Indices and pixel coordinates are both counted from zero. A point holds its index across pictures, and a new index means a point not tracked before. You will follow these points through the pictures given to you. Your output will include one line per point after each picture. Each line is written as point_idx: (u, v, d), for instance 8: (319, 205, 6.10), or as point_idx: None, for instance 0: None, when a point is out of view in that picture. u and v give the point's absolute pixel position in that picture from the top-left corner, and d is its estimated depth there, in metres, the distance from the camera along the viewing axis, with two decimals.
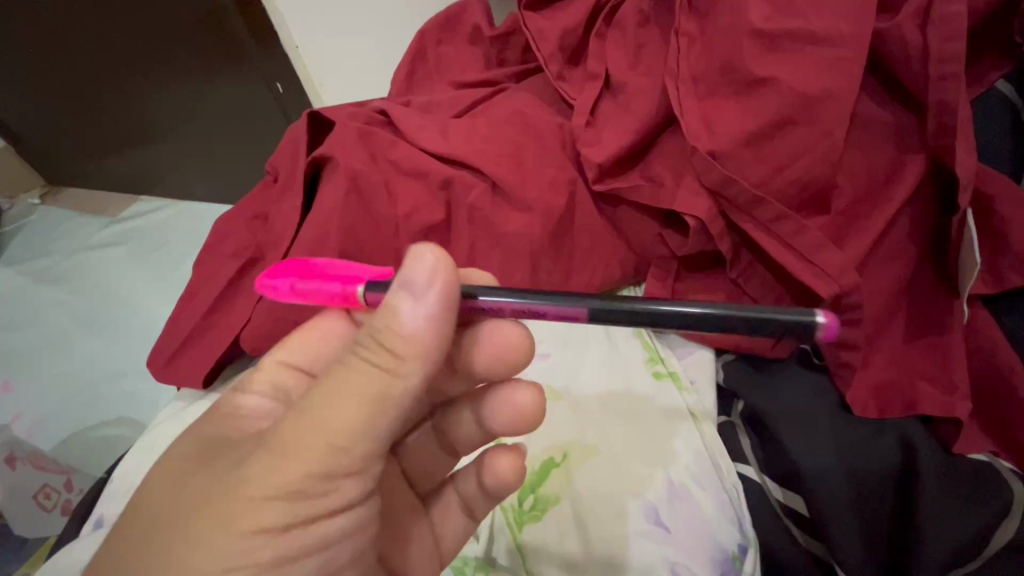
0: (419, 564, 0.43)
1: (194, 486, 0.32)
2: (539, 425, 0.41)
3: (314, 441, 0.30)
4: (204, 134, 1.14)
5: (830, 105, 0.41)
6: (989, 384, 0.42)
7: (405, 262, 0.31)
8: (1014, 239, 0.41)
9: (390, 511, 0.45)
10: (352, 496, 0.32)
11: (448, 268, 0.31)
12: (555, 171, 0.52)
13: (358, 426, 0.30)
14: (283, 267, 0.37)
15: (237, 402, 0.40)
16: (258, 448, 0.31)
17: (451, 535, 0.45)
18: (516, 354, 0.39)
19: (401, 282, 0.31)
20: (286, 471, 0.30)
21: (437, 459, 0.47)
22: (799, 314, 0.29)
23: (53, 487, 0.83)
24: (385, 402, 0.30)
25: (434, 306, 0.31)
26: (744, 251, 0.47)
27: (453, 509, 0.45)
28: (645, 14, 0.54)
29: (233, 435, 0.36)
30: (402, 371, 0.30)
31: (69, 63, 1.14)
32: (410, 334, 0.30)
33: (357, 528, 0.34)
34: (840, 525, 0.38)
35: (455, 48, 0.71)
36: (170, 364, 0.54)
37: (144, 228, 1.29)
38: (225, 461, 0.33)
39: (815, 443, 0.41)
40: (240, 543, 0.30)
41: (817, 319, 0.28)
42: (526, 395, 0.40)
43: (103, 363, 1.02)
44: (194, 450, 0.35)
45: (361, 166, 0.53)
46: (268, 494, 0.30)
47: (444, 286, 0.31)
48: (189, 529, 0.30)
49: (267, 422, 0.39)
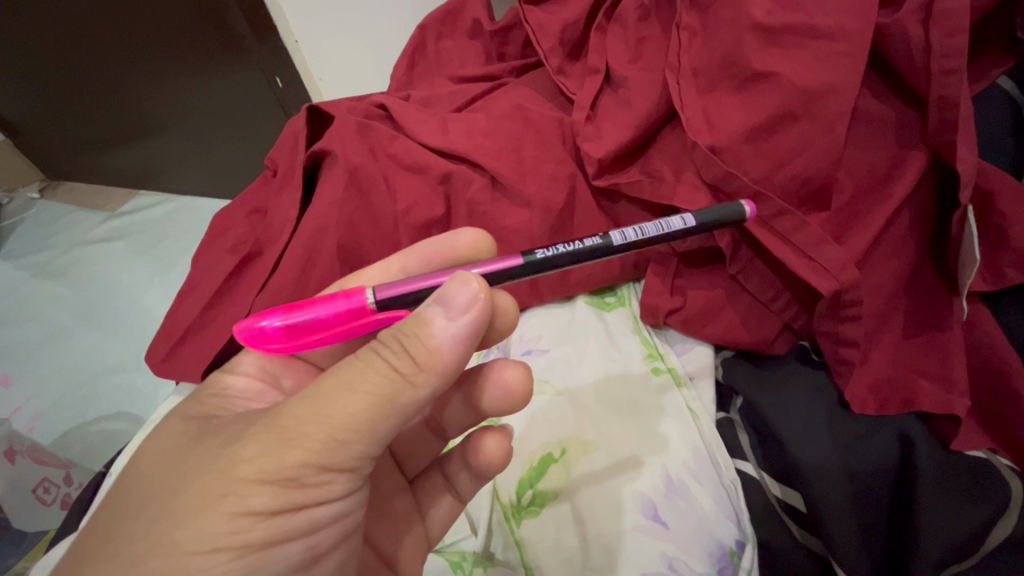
0: (409, 545, 0.45)
1: (182, 463, 0.31)
2: (526, 404, 0.41)
3: (314, 431, 0.30)
4: (202, 128, 1.14)
5: (831, 99, 0.41)
6: (988, 381, 0.41)
7: (449, 281, 0.32)
8: (1014, 236, 0.41)
9: (377, 494, 0.46)
10: (341, 489, 0.32)
11: (487, 297, 0.32)
12: (555, 166, 0.52)
13: (359, 423, 0.30)
14: (269, 332, 0.35)
15: (224, 383, 0.40)
16: (253, 428, 0.31)
17: (440, 518, 0.47)
18: (502, 320, 0.40)
19: (438, 298, 0.32)
20: (284, 456, 0.29)
21: (424, 441, 0.48)
22: (734, 207, 0.39)
23: (53, 481, 0.75)
24: (391, 403, 0.31)
25: (464, 328, 0.31)
26: (744, 247, 0.46)
27: (441, 493, 0.47)
28: (646, 8, 0.54)
29: (216, 416, 0.36)
30: (415, 379, 0.31)
31: (67, 55, 1.13)
32: (436, 347, 0.31)
33: (344, 514, 0.34)
34: (839, 523, 0.38)
35: (454, 41, 0.71)
36: (166, 359, 0.54)
37: (144, 222, 1.29)
38: (217, 438, 0.32)
39: (814, 440, 0.41)
40: (221, 526, 0.29)
41: (747, 206, 0.39)
42: (512, 371, 0.40)
43: (102, 357, 1.02)
44: (179, 428, 0.34)
45: (360, 160, 0.53)
46: (261, 478, 0.29)
47: (479, 312, 0.31)
48: (175, 505, 0.29)
49: (255, 404, 0.39)
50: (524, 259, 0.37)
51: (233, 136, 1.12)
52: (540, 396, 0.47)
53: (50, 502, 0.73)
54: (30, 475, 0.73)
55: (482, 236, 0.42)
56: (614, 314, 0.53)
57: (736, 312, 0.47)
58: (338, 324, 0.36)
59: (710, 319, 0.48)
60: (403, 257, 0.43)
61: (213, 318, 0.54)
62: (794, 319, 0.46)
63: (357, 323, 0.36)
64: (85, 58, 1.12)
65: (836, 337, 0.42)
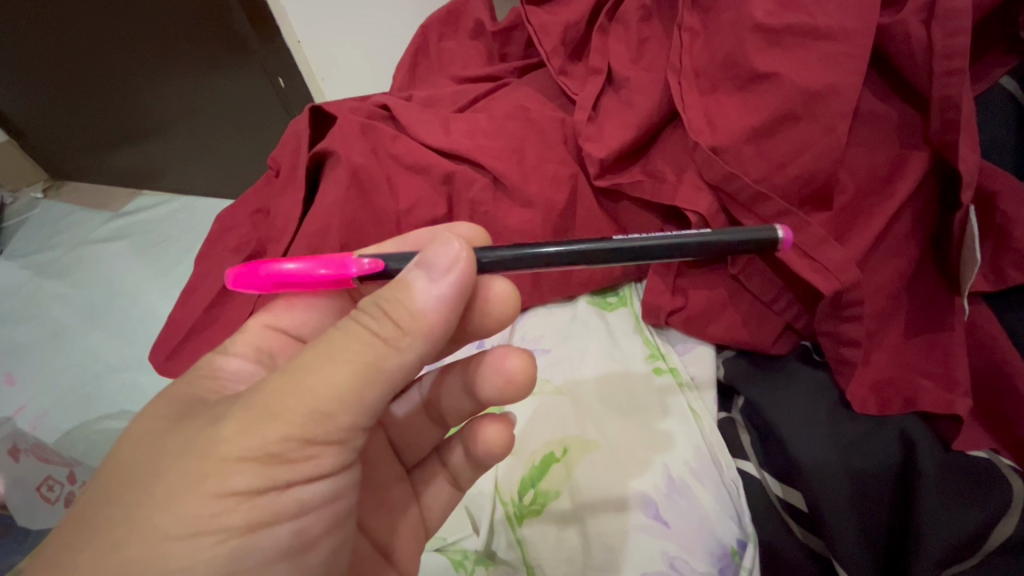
0: (404, 534, 0.45)
1: (166, 446, 0.31)
2: (528, 393, 0.41)
3: (297, 405, 0.30)
4: (204, 127, 1.14)
5: (833, 100, 0.41)
6: (990, 380, 0.41)
7: (429, 245, 0.33)
8: (1016, 236, 0.41)
9: (376, 482, 0.46)
10: (331, 464, 0.32)
11: (469, 256, 0.33)
12: (556, 167, 0.52)
13: (343, 392, 0.30)
14: (255, 279, 0.36)
15: (217, 364, 0.40)
16: (234, 408, 0.31)
17: (437, 507, 0.47)
18: (499, 310, 0.40)
19: (419, 263, 0.33)
20: (267, 433, 0.30)
21: (423, 430, 0.48)
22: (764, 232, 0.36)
23: (56, 479, 0.75)
24: (377, 370, 0.31)
25: (446, 289, 0.32)
26: None
27: (438, 479, 0.47)
28: (648, 9, 0.54)
29: (204, 397, 0.36)
30: (400, 344, 0.31)
31: (70, 56, 1.14)
32: (419, 311, 0.32)
33: (333, 497, 0.34)
34: (835, 515, 0.38)
35: (456, 42, 0.71)
36: (171, 357, 0.54)
37: (147, 220, 1.30)
38: (199, 420, 0.32)
39: (812, 435, 0.41)
40: (205, 507, 0.29)
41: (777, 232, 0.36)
42: (515, 359, 0.40)
43: (104, 356, 1.02)
44: (162, 411, 0.34)
45: (363, 160, 0.53)
46: (244, 455, 0.30)
47: (461, 273, 0.32)
48: (157, 487, 0.29)
49: (243, 384, 0.39)
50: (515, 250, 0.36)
51: (235, 136, 1.13)
52: (540, 395, 0.48)
53: (54, 500, 0.73)
54: (34, 473, 0.73)
55: (478, 232, 0.42)
56: (614, 313, 0.53)
57: (737, 312, 0.47)
58: (320, 281, 0.37)
59: (711, 319, 0.48)
60: (397, 241, 0.42)
61: (218, 316, 0.54)
62: (794, 319, 0.46)
63: (340, 282, 0.37)
64: (87, 57, 1.12)
65: (837, 337, 0.43)
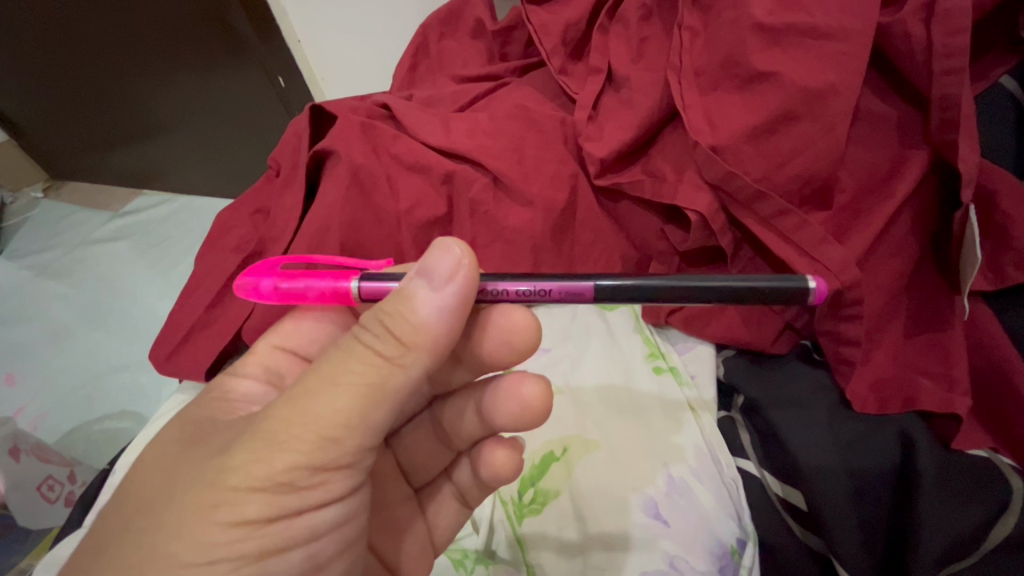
0: (410, 552, 0.44)
1: (175, 472, 0.31)
2: (545, 420, 0.41)
3: (304, 433, 0.30)
4: (204, 127, 1.14)
5: (833, 99, 0.41)
6: (989, 379, 0.41)
7: (429, 250, 0.32)
8: (1014, 235, 0.41)
9: (382, 502, 0.46)
10: (339, 489, 0.33)
11: (470, 262, 0.32)
12: (556, 166, 0.52)
13: (348, 417, 0.30)
14: (263, 290, 0.37)
15: (228, 387, 0.40)
16: (242, 437, 0.31)
17: (445, 525, 0.47)
18: (521, 338, 0.38)
19: (421, 270, 0.32)
20: (275, 461, 0.30)
21: (431, 453, 0.48)
22: (794, 281, 0.33)
23: (57, 479, 0.76)
24: (385, 391, 0.31)
25: (448, 299, 0.32)
26: (744, 247, 0.48)
27: (447, 500, 0.47)
28: (648, 8, 0.54)
29: (215, 419, 0.36)
30: (404, 361, 0.31)
31: (69, 55, 1.14)
32: (421, 324, 0.31)
33: (344, 520, 0.34)
34: (842, 531, 0.38)
35: (457, 42, 0.71)
36: (171, 357, 0.54)
37: (148, 222, 1.30)
38: (209, 447, 0.32)
39: (815, 445, 0.41)
40: (216, 536, 0.29)
41: (810, 284, 0.32)
42: (532, 387, 0.40)
43: (105, 355, 1.02)
44: (173, 436, 0.35)
45: (362, 159, 0.53)
46: (253, 485, 0.30)
47: (464, 280, 0.31)
48: (167, 516, 0.29)
49: (256, 407, 0.40)
50: (524, 284, 0.36)
51: (234, 136, 1.13)
52: None
53: (54, 499, 0.74)
54: (34, 472, 0.74)
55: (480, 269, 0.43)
56: (615, 313, 0.53)
57: (737, 311, 0.48)
58: (320, 295, 0.37)
59: (710, 319, 0.49)
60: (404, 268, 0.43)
61: (218, 316, 0.54)
62: (794, 318, 0.46)
63: (339, 298, 0.37)
64: (87, 57, 1.12)
65: (837, 336, 0.43)
